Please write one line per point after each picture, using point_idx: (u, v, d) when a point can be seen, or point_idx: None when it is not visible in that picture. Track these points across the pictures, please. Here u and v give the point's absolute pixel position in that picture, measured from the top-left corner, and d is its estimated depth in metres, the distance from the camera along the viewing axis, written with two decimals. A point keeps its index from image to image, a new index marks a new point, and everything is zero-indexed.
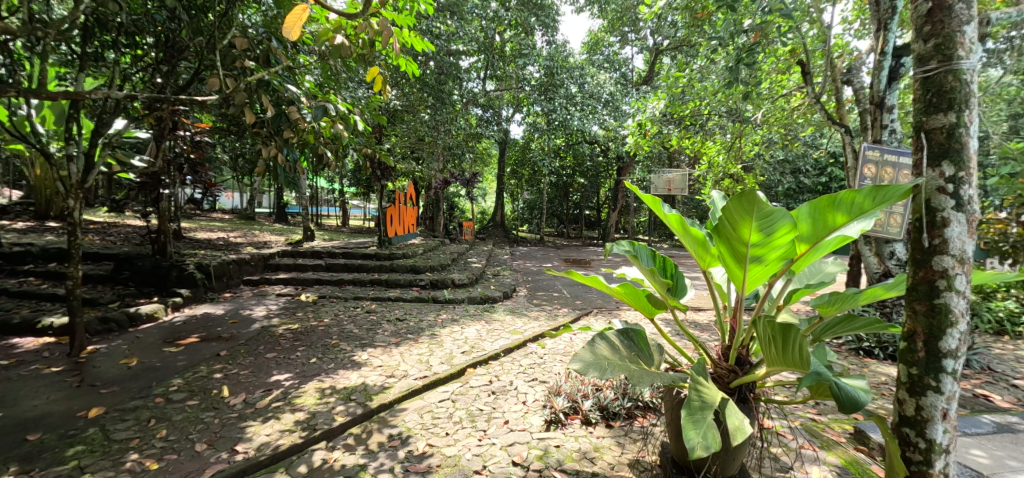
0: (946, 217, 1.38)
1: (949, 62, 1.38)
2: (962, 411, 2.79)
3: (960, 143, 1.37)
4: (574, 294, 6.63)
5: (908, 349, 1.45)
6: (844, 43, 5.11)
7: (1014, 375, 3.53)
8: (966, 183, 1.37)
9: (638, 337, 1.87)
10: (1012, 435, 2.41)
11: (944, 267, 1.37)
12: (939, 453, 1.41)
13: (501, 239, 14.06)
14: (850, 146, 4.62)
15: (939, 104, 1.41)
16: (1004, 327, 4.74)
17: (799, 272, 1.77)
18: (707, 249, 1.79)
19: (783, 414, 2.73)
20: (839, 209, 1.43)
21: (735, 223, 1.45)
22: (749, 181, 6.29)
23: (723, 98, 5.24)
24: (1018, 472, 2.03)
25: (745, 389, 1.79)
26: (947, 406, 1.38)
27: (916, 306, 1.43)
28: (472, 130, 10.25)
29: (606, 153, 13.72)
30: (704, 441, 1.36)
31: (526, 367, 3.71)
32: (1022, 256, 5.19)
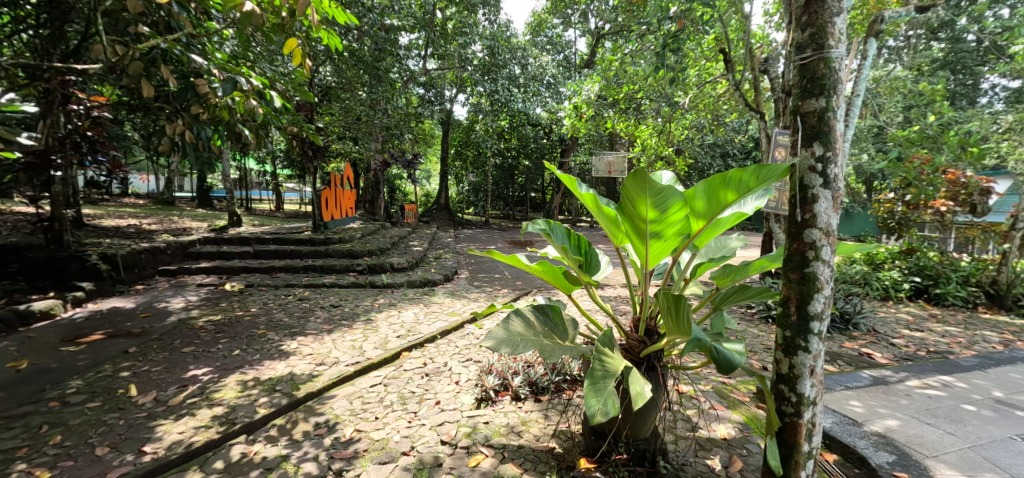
0: (816, 194, 1.49)
1: (822, 51, 1.47)
2: (847, 369, 3.15)
3: (829, 126, 1.47)
4: (515, 275, 6.73)
5: (783, 313, 1.57)
6: (764, 35, 5.28)
7: (893, 335, 4.04)
8: (832, 162, 1.48)
9: (553, 313, 1.91)
10: (885, 386, 2.74)
11: (812, 239, 1.49)
12: (807, 405, 1.54)
13: (446, 222, 13.90)
14: (765, 131, 4.95)
15: (813, 88, 1.51)
16: (888, 293, 5.42)
17: (700, 244, 1.86)
18: (618, 227, 1.83)
19: (697, 379, 2.94)
20: (728, 186, 1.44)
21: (633, 200, 1.51)
22: (679, 163, 6.59)
23: (653, 82, 5.42)
24: (885, 417, 2.29)
25: (653, 358, 1.87)
26: (813, 363, 1.52)
27: (790, 275, 1.55)
28: (412, 110, 9.94)
29: (549, 135, 13.86)
30: (602, 407, 1.44)
31: (461, 348, 3.73)
32: (905, 231, 5.88)
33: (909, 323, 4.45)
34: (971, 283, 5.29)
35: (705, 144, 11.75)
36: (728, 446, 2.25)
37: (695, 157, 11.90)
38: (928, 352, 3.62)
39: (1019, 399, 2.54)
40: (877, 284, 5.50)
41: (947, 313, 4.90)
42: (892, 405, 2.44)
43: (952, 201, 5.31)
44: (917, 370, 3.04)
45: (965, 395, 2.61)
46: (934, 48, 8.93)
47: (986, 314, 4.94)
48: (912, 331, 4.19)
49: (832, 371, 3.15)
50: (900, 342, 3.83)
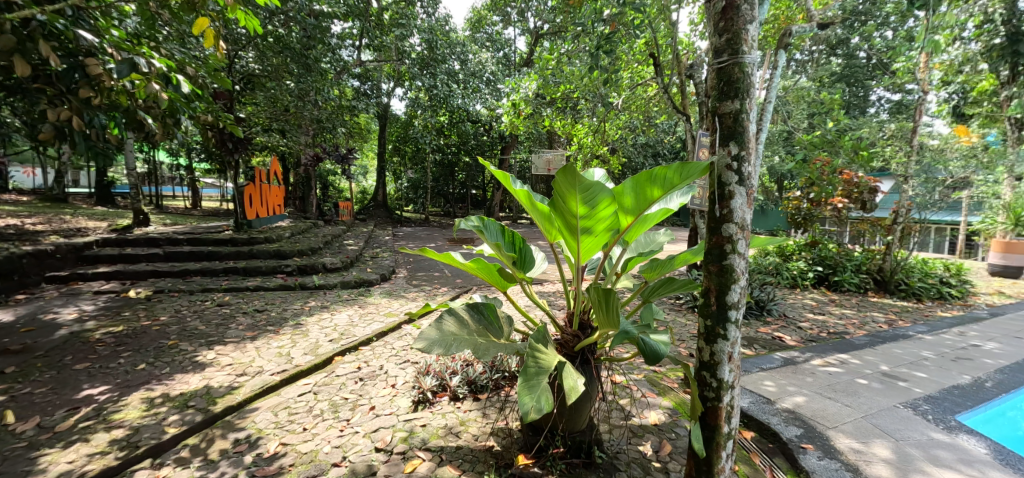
0: (732, 191, 1.48)
1: (737, 56, 1.46)
2: (762, 352, 3.42)
3: (742, 127, 1.47)
4: (455, 272, 6.65)
5: (703, 303, 1.54)
6: (689, 42, 5.58)
7: (800, 319, 4.47)
8: (747, 161, 1.48)
9: (488, 311, 1.89)
10: (793, 366, 3.01)
11: (729, 234, 1.48)
12: (726, 389, 1.51)
13: (384, 220, 13.45)
14: (691, 133, 5.26)
15: (728, 91, 1.49)
16: (795, 282, 6.00)
17: (629, 239, 1.90)
18: (552, 223, 1.83)
19: (631, 369, 3.05)
20: (653, 183, 1.46)
21: (564, 195, 1.51)
22: (613, 162, 6.84)
23: (588, 82, 5.58)
24: (793, 394, 2.51)
25: (587, 351, 1.89)
26: (732, 350, 1.49)
27: (710, 267, 1.53)
28: (346, 102, 9.46)
29: (489, 132, 13.81)
30: (536, 404, 1.44)
31: (398, 350, 3.60)
32: (808, 226, 6.54)
33: (812, 308, 4.96)
34: (862, 271, 6.00)
35: (637, 144, 12.31)
36: (658, 431, 2.35)
37: (628, 157, 12.42)
38: (828, 333, 4.05)
39: (901, 372, 2.90)
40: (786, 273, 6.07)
41: (843, 298, 5.52)
42: (799, 383, 2.68)
43: (847, 199, 6.15)
44: (820, 350, 3.37)
45: (859, 371, 2.93)
46: (832, 62, 9.99)
47: (874, 297, 5.63)
48: (815, 315, 4.66)
49: (749, 354, 3.40)
50: (806, 326, 4.25)
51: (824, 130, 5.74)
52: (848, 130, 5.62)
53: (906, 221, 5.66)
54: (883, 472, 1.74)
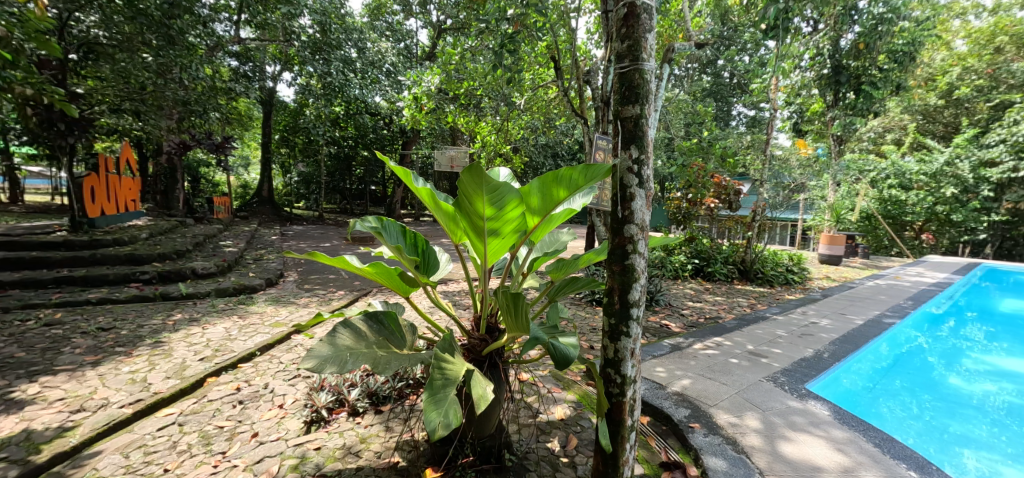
0: (633, 193, 1.47)
1: (638, 62, 1.44)
2: (653, 340, 3.73)
3: (642, 132, 1.45)
4: (353, 274, 6.21)
5: (608, 302, 1.53)
6: (585, 49, 5.85)
7: (681, 307, 4.98)
8: (646, 165, 1.48)
9: (388, 319, 1.74)
10: (678, 351, 3.30)
11: (631, 234, 1.48)
12: (629, 384, 1.52)
13: (271, 217, 12.09)
14: (588, 136, 5.54)
15: (630, 96, 1.46)
16: (677, 273, 6.69)
17: (536, 239, 1.88)
18: (458, 223, 1.75)
19: (536, 366, 3.08)
20: (559, 183, 1.44)
21: (469, 196, 1.44)
22: (516, 161, 6.93)
23: (492, 80, 5.57)
24: (681, 377, 2.73)
25: (495, 355, 1.84)
26: (634, 345, 1.51)
27: (613, 267, 1.52)
28: (220, 84, 8.27)
29: (389, 126, 13.14)
30: (444, 419, 1.36)
31: (287, 365, 3.22)
32: (687, 223, 7.34)
33: (691, 297, 5.56)
34: (729, 262, 6.91)
35: (539, 145, 12.74)
36: (564, 425, 2.37)
37: (530, 156, 12.74)
38: (704, 318, 4.57)
39: (763, 350, 3.36)
40: (670, 265, 6.74)
41: (714, 287, 6.30)
42: (685, 366, 2.93)
43: (717, 200, 7.00)
44: (699, 335, 3.77)
45: (731, 351, 3.32)
46: (703, 80, 11.34)
47: (738, 285, 6.52)
48: (694, 303, 5.23)
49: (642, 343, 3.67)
50: (687, 313, 4.75)
51: (699, 139, 6.45)
52: (718, 140, 6.39)
53: (761, 219, 6.64)
54: (755, 440, 1.91)
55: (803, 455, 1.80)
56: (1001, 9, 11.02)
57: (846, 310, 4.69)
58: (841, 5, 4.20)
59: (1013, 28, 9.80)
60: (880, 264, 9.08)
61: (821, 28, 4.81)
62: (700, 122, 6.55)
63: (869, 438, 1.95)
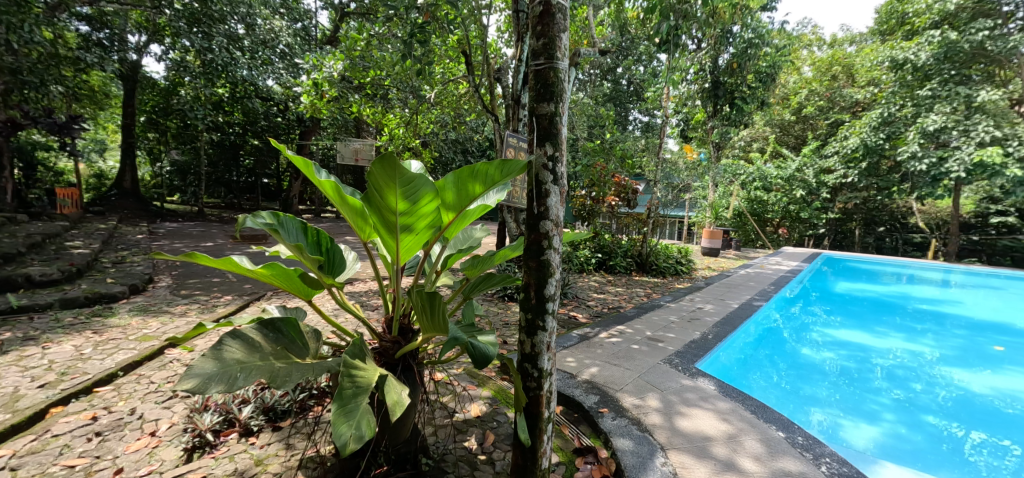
0: (549, 190, 1.38)
1: (552, 61, 1.37)
2: (563, 330, 3.88)
3: (557, 129, 1.38)
4: (242, 277, 5.54)
5: (523, 299, 1.42)
6: (495, 47, 5.86)
7: (587, 298, 5.27)
8: (561, 161, 1.39)
9: (287, 327, 1.56)
10: (587, 340, 3.47)
11: (545, 230, 1.37)
12: (546, 378, 1.45)
13: (135, 212, 10.30)
14: (498, 133, 5.56)
15: (545, 94, 1.38)
16: (583, 267, 7.06)
17: (450, 237, 1.82)
18: (366, 219, 1.63)
19: (451, 365, 3.01)
20: (476, 179, 1.40)
21: (381, 189, 1.35)
22: (426, 155, 6.72)
23: (400, 71, 5.31)
24: (590, 364, 2.87)
25: (409, 357, 1.75)
26: (550, 340, 1.43)
27: (528, 263, 1.41)
28: (60, 51, 6.76)
29: (284, 113, 11.95)
30: (356, 431, 1.26)
31: (161, 385, 2.76)
32: (590, 219, 7.79)
33: (596, 289, 5.91)
34: (628, 255, 7.48)
35: (450, 141, 12.57)
36: (481, 422, 2.34)
37: (441, 152, 12.51)
38: (608, 309, 4.89)
39: (660, 335, 3.69)
40: (577, 260, 7.11)
41: (615, 278, 6.78)
42: (593, 354, 3.09)
43: (618, 197, 7.57)
44: (604, 324, 4.01)
45: (633, 338, 3.58)
46: (604, 85, 12.10)
47: (636, 276, 7.09)
48: (598, 294, 5.57)
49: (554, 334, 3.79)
50: (593, 304, 5.04)
51: (602, 140, 6.86)
52: (618, 143, 6.86)
53: (655, 216, 7.29)
54: (656, 419, 2.08)
55: (695, 428, 2.00)
56: (836, 44, 13.39)
57: (724, 296, 5.35)
58: (720, 28, 4.75)
59: (844, 60, 11.97)
60: (748, 255, 10.56)
61: (704, 46, 5.39)
62: (601, 126, 6.99)
63: (746, 407, 2.23)
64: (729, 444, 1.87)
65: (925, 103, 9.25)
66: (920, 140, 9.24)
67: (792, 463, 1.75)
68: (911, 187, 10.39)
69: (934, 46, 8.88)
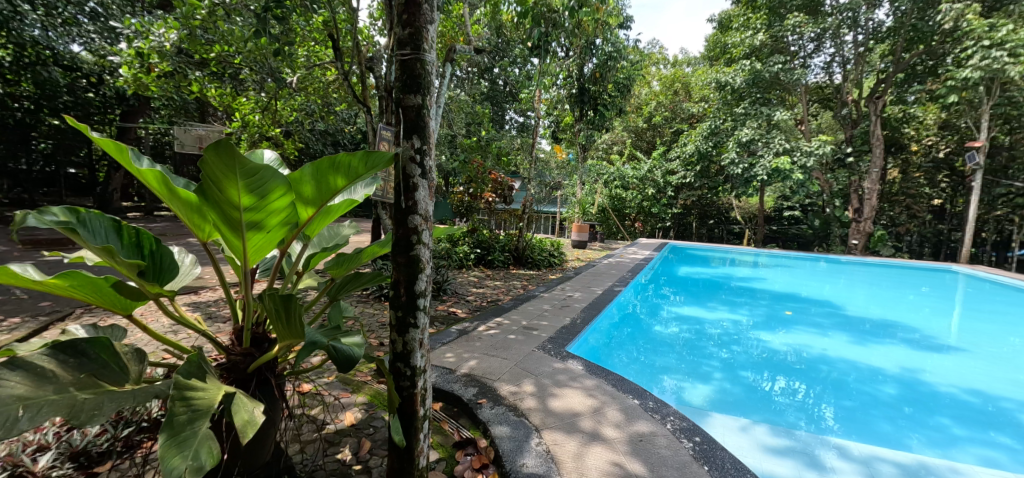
0: (417, 183, 1.34)
1: (418, 53, 1.32)
2: (442, 327, 3.84)
3: (425, 122, 1.35)
4: (33, 294, 4.31)
5: (392, 297, 1.37)
6: (369, 33, 5.52)
7: (467, 294, 5.30)
8: (429, 155, 1.37)
9: (98, 348, 1.27)
10: (466, 334, 3.49)
11: (414, 225, 1.34)
12: (420, 375, 1.42)
13: None
14: (372, 125, 5.24)
15: (411, 86, 1.34)
16: (463, 262, 7.08)
17: (311, 235, 1.66)
18: (206, 215, 1.41)
19: (321, 373, 2.75)
20: (336, 171, 1.30)
21: (218, 180, 1.17)
22: (290, 146, 6.03)
23: (254, 49, 4.66)
24: (469, 358, 2.89)
25: (266, 370, 1.56)
26: (423, 336, 1.40)
27: (397, 259, 1.36)
28: None
29: (97, 87, 9.63)
30: (194, 462, 1.08)
31: None
32: (470, 215, 7.86)
33: (475, 284, 5.98)
34: (506, 249, 7.72)
35: (319, 132, 11.53)
36: (356, 430, 2.18)
37: (306, 143, 11.37)
38: (487, 302, 4.99)
39: (535, 324, 3.90)
40: (455, 256, 7.09)
41: (495, 273, 6.96)
42: (473, 347, 3.12)
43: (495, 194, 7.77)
44: (483, 317, 4.08)
45: (509, 329, 3.72)
46: (482, 84, 12.28)
47: (514, 269, 7.37)
48: (478, 289, 5.65)
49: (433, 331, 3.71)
50: (472, 299, 5.09)
51: (479, 138, 6.94)
52: (494, 140, 7.05)
53: (529, 211, 7.68)
54: (531, 403, 2.20)
55: (565, 406, 2.17)
56: (677, 64, 15.66)
57: (591, 284, 5.88)
58: (584, 39, 5.16)
59: (683, 79, 14.08)
60: (611, 247, 11.77)
61: (571, 55, 5.84)
62: (477, 123, 7.10)
63: (609, 382, 2.48)
64: (595, 417, 2.07)
65: (741, 118, 11.55)
66: (736, 149, 11.38)
67: (645, 424, 2.01)
68: (731, 188, 12.68)
69: (746, 72, 10.93)
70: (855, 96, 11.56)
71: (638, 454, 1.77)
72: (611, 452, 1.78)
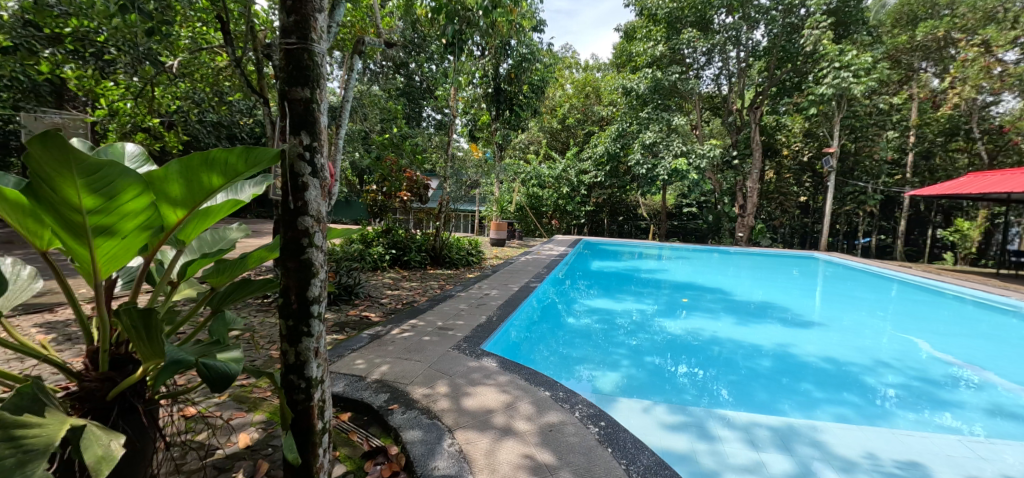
0: (307, 182, 1.25)
1: (307, 43, 1.23)
2: (352, 333, 3.63)
3: (315, 118, 1.26)
4: None
5: (281, 304, 1.27)
6: (266, 18, 5.05)
7: (381, 296, 5.09)
8: (320, 153, 1.28)
9: None
10: (378, 339, 3.34)
11: (305, 226, 1.25)
12: (317, 386, 1.33)
13: None
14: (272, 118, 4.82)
15: (299, 78, 1.24)
16: (377, 264, 6.80)
17: (186, 240, 1.48)
18: (42, 220, 1.19)
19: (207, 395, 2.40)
20: (207, 168, 1.17)
21: (50, 177, 0.99)
22: (171, 139, 5.32)
23: (121, 25, 4.03)
24: (381, 364, 2.77)
25: (130, 397, 1.36)
26: (317, 345, 1.31)
27: (285, 264, 1.26)
28: None
29: None
30: None
31: None
32: (384, 215, 7.55)
33: (389, 286, 5.77)
34: (423, 249, 7.54)
35: (208, 123, 10.32)
36: (252, 452, 1.94)
37: (194, 135, 10.11)
38: (403, 304, 4.84)
39: (451, 324, 3.86)
40: (369, 257, 6.77)
41: (411, 274, 6.78)
42: (385, 353, 2.99)
43: (410, 193, 7.42)
44: (397, 320, 3.94)
45: (424, 330, 3.64)
46: (397, 79, 11.89)
47: (431, 270, 7.24)
48: (393, 292, 5.45)
49: (341, 338, 3.49)
50: (386, 301, 4.90)
51: (392, 134, 6.70)
52: (407, 137, 6.83)
53: (446, 210, 7.59)
54: (444, 404, 2.18)
55: (479, 404, 2.19)
56: (589, 69, 16.46)
57: (508, 281, 5.98)
58: (498, 40, 5.21)
59: (593, 84, 14.90)
60: (529, 244, 12.05)
61: (486, 55, 5.88)
62: (389, 119, 6.84)
63: (522, 377, 2.54)
64: (507, 412, 2.11)
65: (644, 123, 12.51)
66: (642, 150, 12.30)
67: (555, 414, 2.09)
68: (638, 187, 13.67)
69: (648, 80, 11.90)
70: (738, 106, 13.08)
71: (547, 444, 1.84)
72: (522, 445, 1.82)
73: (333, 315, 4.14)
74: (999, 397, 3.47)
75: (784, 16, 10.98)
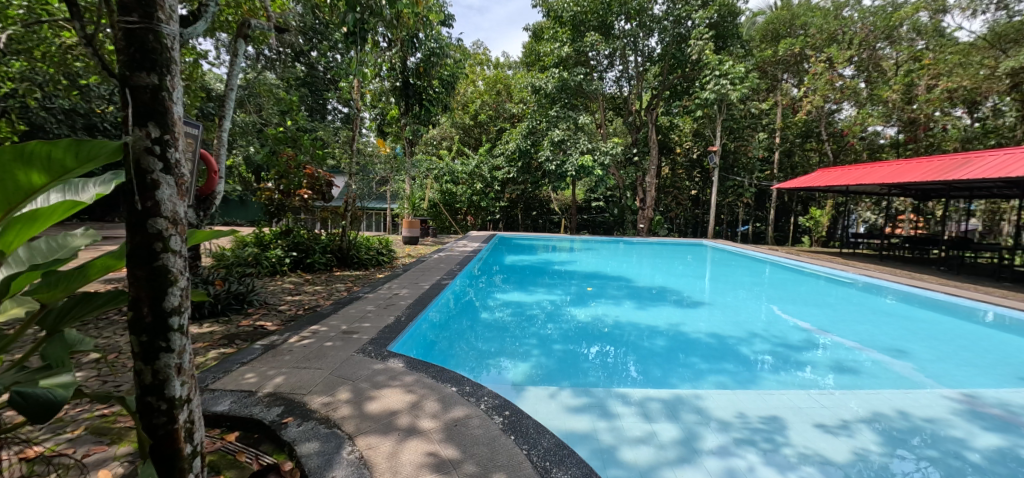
0: (158, 180, 1.11)
1: (151, 22, 1.09)
2: (242, 345, 3.31)
3: (165, 107, 1.12)
4: None
5: (130, 318, 1.12)
6: None
7: (278, 303, 4.70)
8: (173, 146, 1.15)
9: None
10: (273, 349, 3.09)
11: (158, 230, 1.12)
12: (181, 406, 1.20)
13: None
14: None
15: (142, 62, 1.10)
16: (275, 268, 6.28)
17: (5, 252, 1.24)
18: None
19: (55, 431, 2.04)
20: (21, 164, 0.99)
21: None
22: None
23: None
24: (276, 376, 2.56)
25: None
26: (179, 361, 1.19)
27: (133, 272, 1.11)
28: None
29: None
30: None
31: None
32: (281, 215, 6.94)
33: (289, 291, 5.35)
34: (328, 250, 7.09)
35: (56, 109, 8.71)
36: None
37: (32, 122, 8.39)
38: (303, 310, 4.52)
39: (356, 328, 3.70)
40: (265, 261, 6.21)
41: (315, 277, 6.37)
42: (280, 364, 2.77)
43: (310, 190, 6.96)
44: (296, 327, 3.67)
45: (327, 336, 3.45)
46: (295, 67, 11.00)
47: (337, 272, 6.85)
48: (292, 297, 5.06)
49: (230, 352, 3.16)
50: (285, 308, 4.53)
51: (287, 128, 6.20)
52: (305, 131, 6.37)
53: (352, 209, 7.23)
54: (345, 411, 2.08)
55: (382, 407, 2.13)
56: (500, 66, 16.62)
57: (421, 280, 5.86)
58: (405, 32, 5.05)
59: (504, 81, 15.14)
60: (443, 241, 11.92)
61: (392, 47, 5.66)
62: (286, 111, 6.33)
63: (431, 376, 2.52)
64: (412, 412, 2.08)
65: (554, 121, 13.06)
66: (551, 147, 12.76)
67: (461, 409, 2.11)
68: (549, 182, 14.17)
69: (556, 80, 12.46)
70: (637, 107, 14.15)
71: (452, 439, 1.85)
72: (426, 443, 1.82)
73: (220, 327, 3.74)
74: (840, 355, 4.19)
75: (674, 26, 12.10)
